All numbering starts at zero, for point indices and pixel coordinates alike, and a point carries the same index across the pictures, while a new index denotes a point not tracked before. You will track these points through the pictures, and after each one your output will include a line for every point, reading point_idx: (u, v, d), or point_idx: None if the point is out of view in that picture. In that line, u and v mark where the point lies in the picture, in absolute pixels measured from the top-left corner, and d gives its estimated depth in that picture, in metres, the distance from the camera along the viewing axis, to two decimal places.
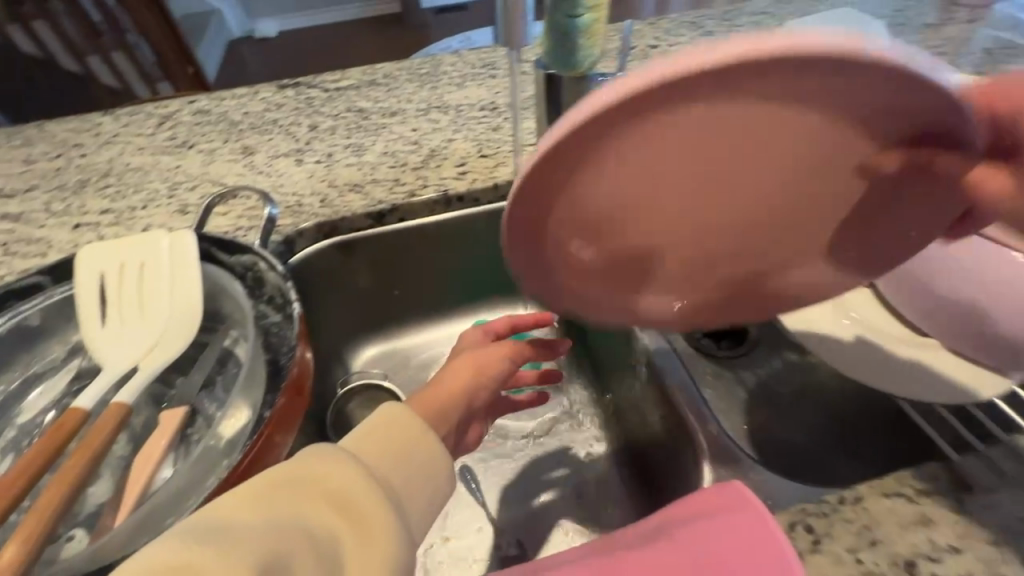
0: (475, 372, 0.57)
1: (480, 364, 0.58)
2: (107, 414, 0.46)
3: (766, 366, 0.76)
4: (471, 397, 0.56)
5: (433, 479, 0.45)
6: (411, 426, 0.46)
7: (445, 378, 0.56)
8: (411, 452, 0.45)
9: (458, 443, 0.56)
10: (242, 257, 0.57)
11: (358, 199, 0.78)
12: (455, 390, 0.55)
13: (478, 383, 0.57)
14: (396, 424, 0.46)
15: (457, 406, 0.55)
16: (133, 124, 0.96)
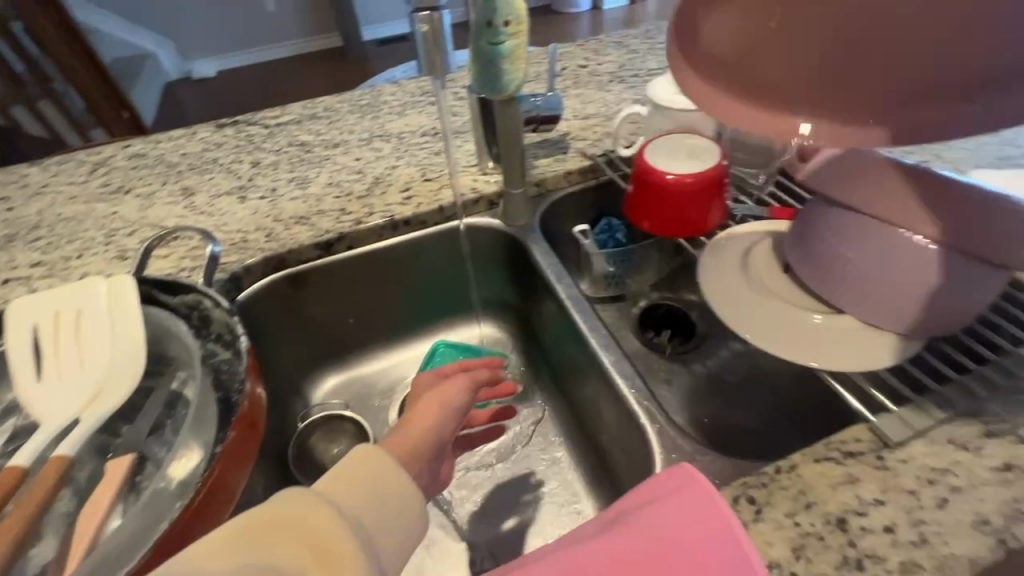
0: (439, 409, 0.52)
1: (443, 400, 0.53)
2: (48, 468, 0.44)
3: (714, 358, 0.81)
4: (439, 435, 0.51)
5: (410, 519, 0.43)
6: (386, 465, 0.44)
7: (412, 416, 0.52)
8: (384, 488, 0.43)
9: (431, 484, 0.51)
10: (187, 296, 0.57)
11: (305, 231, 0.79)
12: (423, 431, 0.50)
13: (442, 421, 0.52)
14: (371, 464, 0.44)
15: (423, 444, 0.50)
16: (63, 174, 0.93)
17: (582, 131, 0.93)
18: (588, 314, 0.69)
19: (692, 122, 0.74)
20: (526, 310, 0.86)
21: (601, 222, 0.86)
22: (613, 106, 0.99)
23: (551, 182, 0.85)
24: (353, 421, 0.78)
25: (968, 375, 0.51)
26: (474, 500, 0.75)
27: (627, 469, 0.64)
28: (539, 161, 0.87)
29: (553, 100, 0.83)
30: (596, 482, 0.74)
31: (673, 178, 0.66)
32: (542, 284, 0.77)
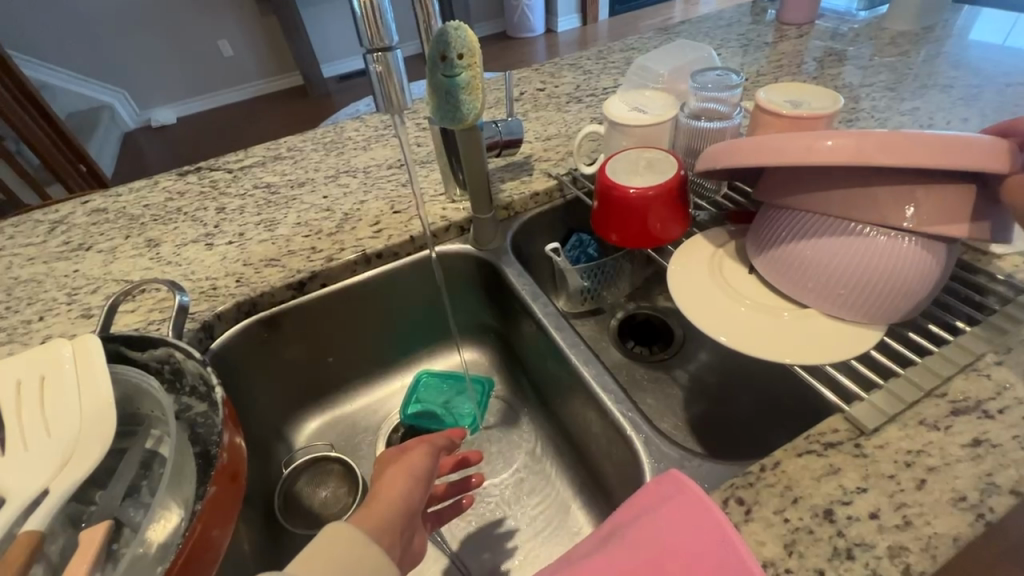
0: (407, 476, 0.52)
1: (409, 468, 0.53)
2: (18, 546, 0.41)
3: (694, 362, 0.83)
4: (410, 503, 0.51)
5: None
6: (358, 539, 0.44)
7: (381, 488, 0.51)
8: (358, 561, 0.42)
9: (406, 555, 0.49)
10: (156, 349, 0.56)
11: (277, 272, 0.78)
12: (393, 499, 0.50)
13: (411, 486, 0.52)
14: (342, 538, 0.43)
15: (396, 514, 0.49)
16: (21, 235, 0.90)
17: (545, 152, 0.95)
18: (566, 331, 0.70)
19: (649, 135, 0.77)
20: (505, 332, 0.87)
21: (572, 239, 0.88)
22: (573, 125, 1.02)
23: (519, 204, 0.86)
24: (338, 460, 0.78)
25: (929, 356, 0.53)
26: (470, 528, 0.74)
27: (619, 484, 0.64)
28: (506, 183, 0.89)
29: (513, 125, 0.85)
30: (591, 498, 0.73)
31: (635, 192, 0.68)
32: (518, 306, 0.78)
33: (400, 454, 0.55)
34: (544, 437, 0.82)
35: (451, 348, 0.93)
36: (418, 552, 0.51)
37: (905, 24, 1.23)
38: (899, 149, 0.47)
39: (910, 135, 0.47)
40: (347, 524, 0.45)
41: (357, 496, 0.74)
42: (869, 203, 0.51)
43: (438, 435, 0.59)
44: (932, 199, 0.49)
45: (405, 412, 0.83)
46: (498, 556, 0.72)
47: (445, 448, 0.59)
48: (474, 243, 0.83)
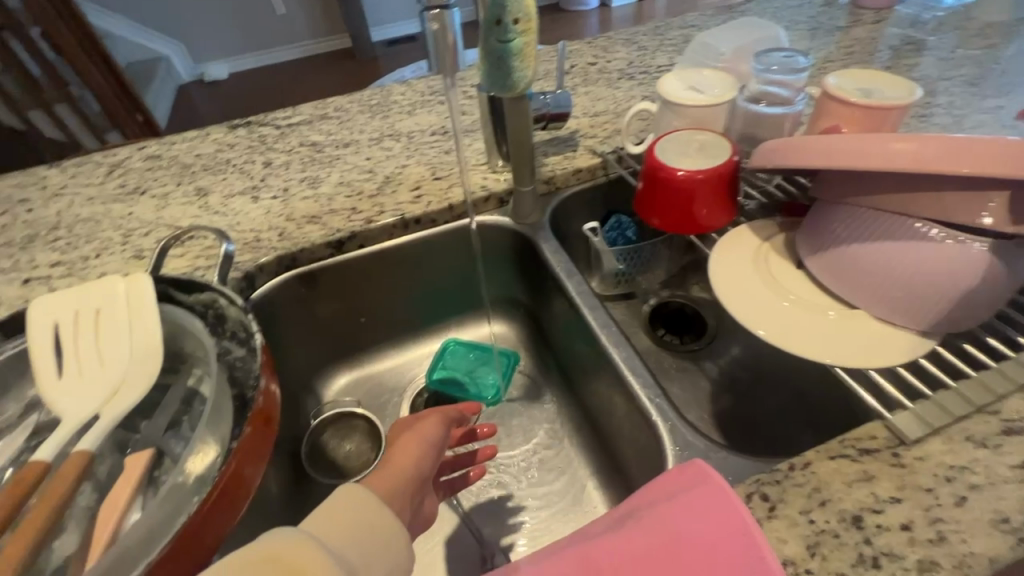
0: (419, 444, 0.54)
1: (423, 436, 0.55)
2: (70, 462, 0.44)
3: (725, 355, 0.81)
4: (422, 470, 0.52)
5: (397, 551, 0.44)
6: (369, 502, 0.45)
7: (393, 454, 0.53)
8: (369, 522, 0.43)
9: (416, 518, 0.52)
10: (202, 294, 0.59)
11: (317, 230, 0.79)
12: (406, 465, 0.51)
13: (423, 453, 0.53)
14: (352, 502, 0.44)
15: (408, 480, 0.51)
16: (82, 176, 0.94)
17: (591, 128, 0.93)
18: (599, 312, 0.69)
19: (703, 116, 0.73)
20: (535, 307, 0.87)
21: (611, 219, 0.86)
22: (623, 103, 0.99)
23: (561, 179, 0.85)
24: (364, 419, 0.80)
25: (985, 370, 0.50)
26: (486, 495, 0.76)
27: (639, 469, 0.64)
28: (549, 157, 0.87)
29: (562, 97, 0.83)
30: (609, 481, 0.73)
31: (683, 174, 0.66)
32: (551, 280, 0.77)
33: (410, 425, 0.57)
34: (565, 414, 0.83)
35: (479, 320, 0.94)
36: (428, 516, 0.54)
37: (997, 15, 1.13)
38: (965, 156, 0.44)
39: (974, 139, 0.45)
40: (360, 485, 0.46)
41: (378, 453, 0.77)
42: (933, 205, 0.48)
43: (450, 411, 0.61)
44: (1006, 207, 0.46)
45: (430, 378, 0.85)
46: (511, 525, 0.73)
47: (456, 420, 0.61)
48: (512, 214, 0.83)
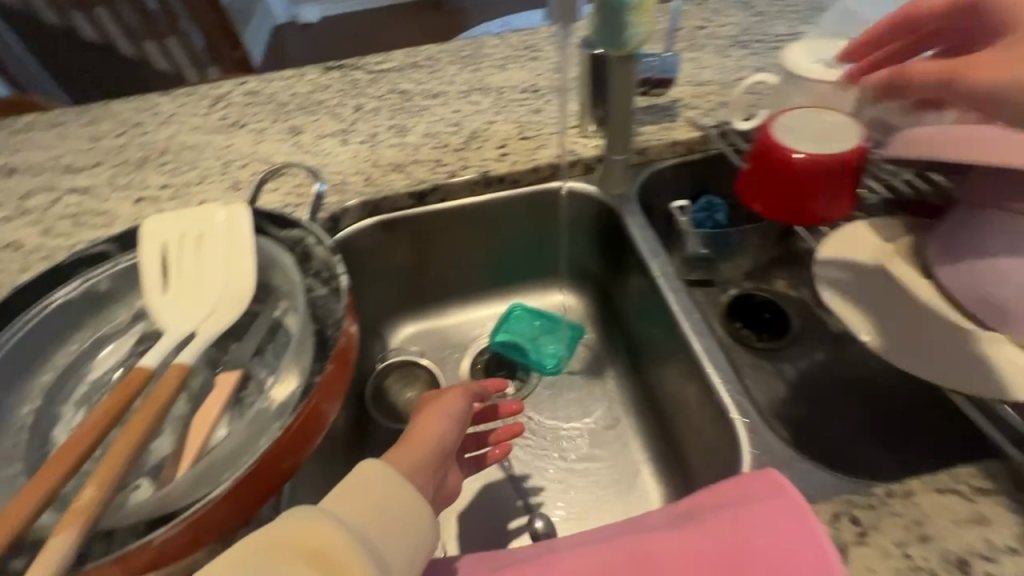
0: (443, 419, 0.53)
1: (447, 410, 0.54)
2: (170, 373, 0.47)
3: (809, 359, 0.76)
4: (444, 446, 0.52)
5: (419, 530, 0.43)
6: (389, 480, 0.44)
7: (416, 429, 0.52)
8: (391, 502, 0.43)
9: (438, 493, 0.52)
10: (293, 231, 0.61)
11: (402, 179, 0.79)
12: (428, 441, 0.51)
13: (446, 428, 0.53)
14: (374, 481, 0.44)
15: (430, 455, 0.50)
16: (188, 104, 0.99)
17: (694, 98, 0.86)
18: (680, 295, 0.65)
19: (831, 95, 0.66)
20: (608, 281, 0.85)
21: (702, 199, 0.81)
22: (732, 73, 0.91)
23: (655, 150, 0.80)
24: (426, 370, 0.84)
25: None
26: (537, 462, 0.76)
27: (703, 464, 0.62)
28: (644, 126, 0.82)
29: (670, 61, 0.77)
30: (667, 469, 0.72)
31: (802, 159, 0.59)
32: (631, 256, 0.75)
33: (433, 399, 0.56)
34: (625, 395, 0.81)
35: (548, 287, 0.92)
36: (452, 491, 0.54)
37: None
38: None
39: None
40: (377, 462, 0.45)
41: None
42: None
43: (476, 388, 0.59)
44: None
45: (494, 338, 0.85)
46: (559, 496, 0.73)
47: (480, 395, 0.59)
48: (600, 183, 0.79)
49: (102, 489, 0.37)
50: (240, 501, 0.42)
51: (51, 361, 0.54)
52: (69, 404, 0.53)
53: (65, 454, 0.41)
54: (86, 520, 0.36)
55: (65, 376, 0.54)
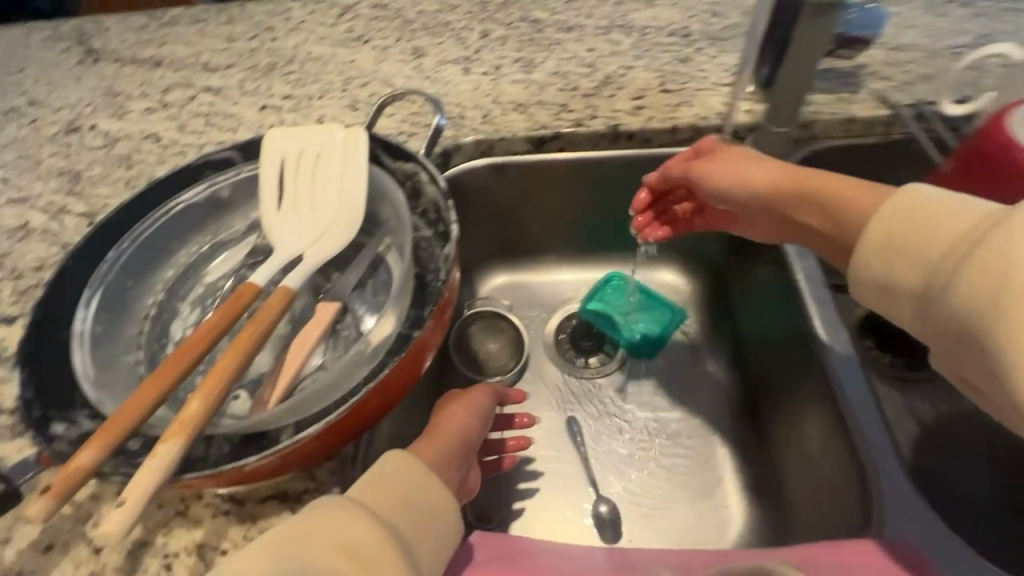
0: (466, 414, 0.54)
1: (473, 406, 0.55)
2: (276, 296, 0.47)
3: (957, 404, 0.63)
4: (466, 442, 0.52)
5: (446, 520, 0.44)
6: (415, 468, 0.45)
7: (440, 422, 0.53)
8: (418, 492, 0.44)
9: (462, 488, 0.51)
10: (405, 164, 0.57)
11: (521, 120, 0.73)
12: (449, 434, 0.51)
13: (471, 423, 0.53)
14: (398, 469, 0.44)
15: (453, 447, 0.50)
16: (318, 12, 0.96)
17: (886, 68, 0.70)
18: (838, 333, 0.61)
19: None
20: (733, 273, 0.77)
21: None
22: (944, 38, 0.72)
23: (823, 125, 0.68)
24: (511, 325, 0.79)
25: None
26: (609, 445, 0.72)
27: (823, 500, 0.59)
28: (815, 95, 0.69)
29: (871, 15, 0.61)
30: (754, 486, 0.69)
31: None
32: (778, 259, 0.67)
33: (455, 397, 0.56)
34: (717, 397, 0.75)
35: (657, 261, 0.84)
36: (472, 488, 0.53)
37: None
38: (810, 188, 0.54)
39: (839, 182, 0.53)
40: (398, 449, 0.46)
41: (518, 363, 0.77)
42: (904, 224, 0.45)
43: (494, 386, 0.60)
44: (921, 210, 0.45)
45: (585, 306, 0.80)
46: (628, 485, 0.70)
47: (501, 397, 0.60)
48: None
49: (210, 403, 0.38)
50: (330, 438, 0.43)
51: (172, 259, 0.56)
52: (186, 302, 0.55)
53: (179, 358, 0.42)
54: (198, 427, 0.37)
55: (184, 276, 0.56)
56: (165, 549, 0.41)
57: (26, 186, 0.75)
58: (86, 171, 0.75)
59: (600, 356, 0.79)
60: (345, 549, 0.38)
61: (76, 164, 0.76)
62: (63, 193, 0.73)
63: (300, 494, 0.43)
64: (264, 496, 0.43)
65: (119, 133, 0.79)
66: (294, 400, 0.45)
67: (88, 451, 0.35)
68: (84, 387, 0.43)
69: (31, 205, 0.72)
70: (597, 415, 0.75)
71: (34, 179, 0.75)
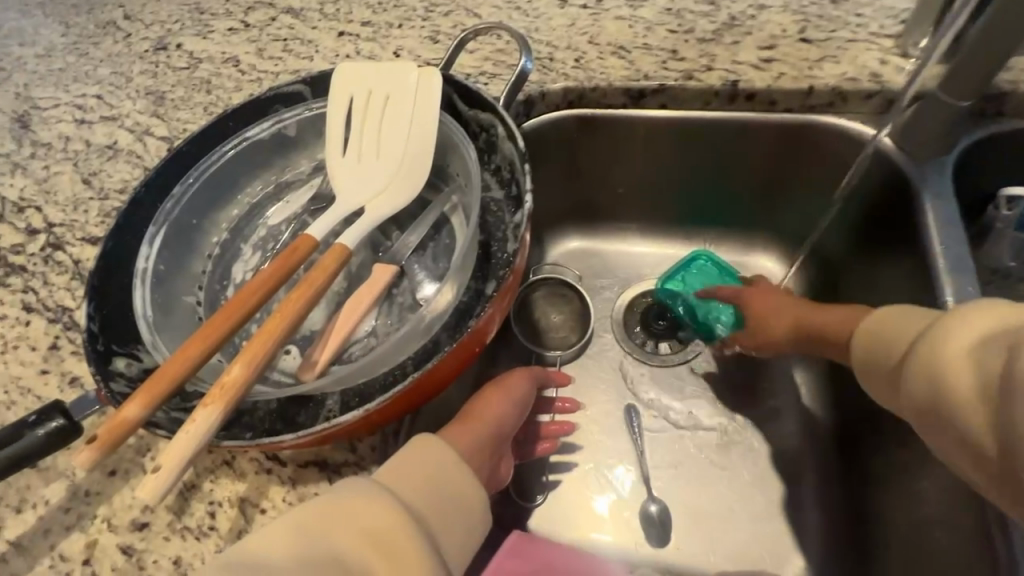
0: (505, 401, 0.53)
1: (512, 392, 0.54)
2: (331, 254, 0.44)
3: None
4: (504, 427, 0.51)
5: (475, 513, 0.42)
6: (447, 456, 0.43)
7: (477, 405, 0.52)
8: (448, 480, 0.42)
9: (492, 477, 0.50)
10: (482, 114, 0.51)
11: (620, 67, 0.63)
12: (486, 420, 0.50)
13: (508, 409, 0.52)
14: (426, 451, 0.43)
15: (489, 433, 0.50)
16: None
17: None
18: None
19: None
20: (845, 271, 0.66)
21: None
22: None
23: (1019, 99, 0.56)
24: (578, 295, 0.73)
25: None
26: (670, 442, 0.67)
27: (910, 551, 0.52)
28: (1017, 59, 0.58)
29: None
30: (822, 508, 0.63)
31: None
32: (919, 273, 0.55)
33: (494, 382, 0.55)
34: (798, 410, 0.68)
35: (757, 245, 0.74)
36: (501, 477, 0.52)
37: None
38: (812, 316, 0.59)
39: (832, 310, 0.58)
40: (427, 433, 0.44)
41: (581, 341, 0.71)
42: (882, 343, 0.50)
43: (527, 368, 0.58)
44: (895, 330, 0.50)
45: (662, 285, 0.72)
46: (685, 489, 0.65)
47: (541, 381, 0.60)
48: (906, 151, 0.58)
49: (253, 369, 0.36)
50: (377, 416, 0.41)
51: (236, 199, 0.54)
52: (248, 244, 0.53)
53: (232, 310, 0.40)
54: (239, 394, 0.35)
55: (248, 216, 0.54)
56: (211, 496, 0.42)
57: (116, 103, 0.73)
58: (170, 93, 0.73)
59: (673, 343, 0.72)
60: (371, 534, 0.37)
61: (161, 84, 0.73)
62: (147, 114, 0.71)
63: (339, 467, 0.43)
64: (305, 462, 0.43)
65: (202, 53, 0.76)
66: (343, 372, 0.42)
67: (133, 404, 0.35)
68: (142, 329, 0.44)
69: (119, 123, 0.71)
70: (659, 407, 0.69)
71: (125, 97, 0.73)
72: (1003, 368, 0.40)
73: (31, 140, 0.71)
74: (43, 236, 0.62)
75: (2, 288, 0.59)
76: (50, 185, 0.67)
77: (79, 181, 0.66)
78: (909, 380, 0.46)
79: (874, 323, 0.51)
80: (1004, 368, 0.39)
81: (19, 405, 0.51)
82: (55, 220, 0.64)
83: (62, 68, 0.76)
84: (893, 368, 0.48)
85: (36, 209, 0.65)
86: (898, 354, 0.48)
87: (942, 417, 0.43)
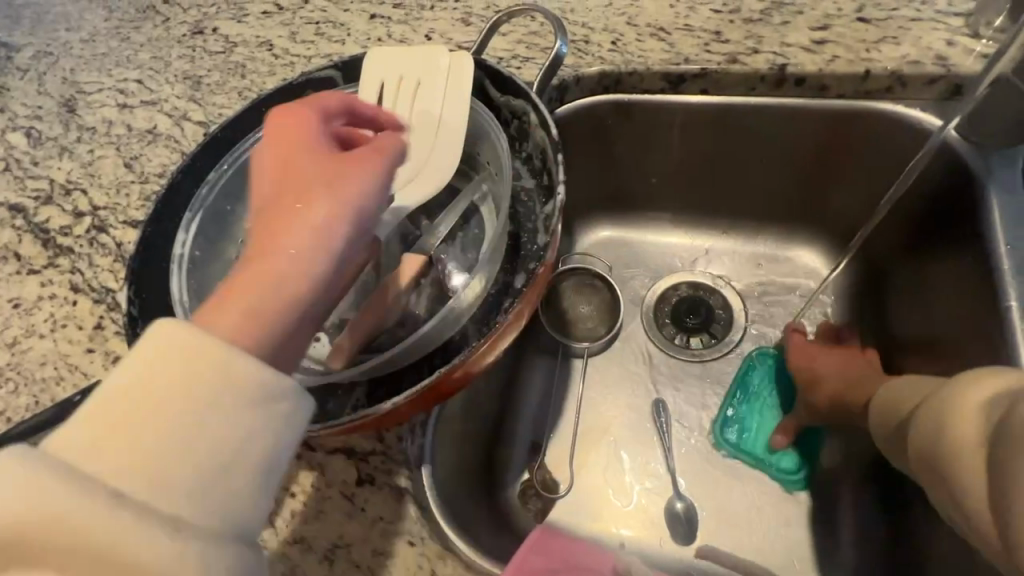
0: (316, 216, 0.33)
1: (331, 203, 0.34)
2: None
3: None
4: (313, 255, 0.33)
5: (252, 396, 0.29)
6: (208, 355, 0.28)
7: (268, 236, 0.33)
8: (206, 413, 0.28)
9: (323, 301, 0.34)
10: (514, 100, 0.49)
11: (660, 49, 0.60)
12: (278, 250, 0.32)
13: (323, 229, 0.33)
14: (161, 360, 0.28)
15: (287, 267, 0.32)
16: None
17: None
18: None
19: None
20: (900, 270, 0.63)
21: None
22: None
23: None
24: (608, 286, 0.71)
25: None
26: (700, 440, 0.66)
27: (949, 561, 0.51)
28: None
29: None
30: (858, 522, 0.61)
31: None
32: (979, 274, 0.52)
33: (325, 187, 0.35)
34: (841, 436, 0.64)
35: (801, 237, 0.71)
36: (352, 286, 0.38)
37: None
38: (845, 378, 0.59)
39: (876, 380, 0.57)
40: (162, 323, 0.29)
41: (610, 331, 0.70)
42: (896, 400, 0.50)
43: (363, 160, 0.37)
44: (915, 386, 0.50)
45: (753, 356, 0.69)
46: (713, 486, 0.63)
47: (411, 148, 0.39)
48: (971, 141, 0.55)
49: None
50: (405, 409, 0.41)
51: None
52: None
53: None
54: None
55: None
56: None
57: (157, 87, 0.74)
58: (206, 78, 0.73)
59: (703, 338, 0.70)
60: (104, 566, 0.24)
61: (198, 68, 0.74)
62: (185, 98, 0.72)
63: (368, 454, 0.47)
64: (334, 448, 0.47)
65: (237, 37, 0.76)
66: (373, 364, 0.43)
67: None
68: (179, 315, 0.45)
69: (159, 108, 0.72)
70: (687, 405, 0.67)
71: (163, 81, 0.74)
72: (1003, 418, 0.39)
73: (78, 124, 0.72)
74: (87, 218, 0.64)
75: (49, 268, 0.61)
76: (94, 168, 0.68)
77: (121, 164, 0.68)
78: (914, 432, 0.45)
79: (898, 386, 0.52)
80: (1003, 418, 0.39)
81: (68, 382, 0.54)
82: (99, 203, 0.65)
83: (105, 53, 0.77)
84: (902, 421, 0.48)
85: (80, 192, 0.67)
86: (905, 412, 0.48)
87: (946, 471, 0.41)
